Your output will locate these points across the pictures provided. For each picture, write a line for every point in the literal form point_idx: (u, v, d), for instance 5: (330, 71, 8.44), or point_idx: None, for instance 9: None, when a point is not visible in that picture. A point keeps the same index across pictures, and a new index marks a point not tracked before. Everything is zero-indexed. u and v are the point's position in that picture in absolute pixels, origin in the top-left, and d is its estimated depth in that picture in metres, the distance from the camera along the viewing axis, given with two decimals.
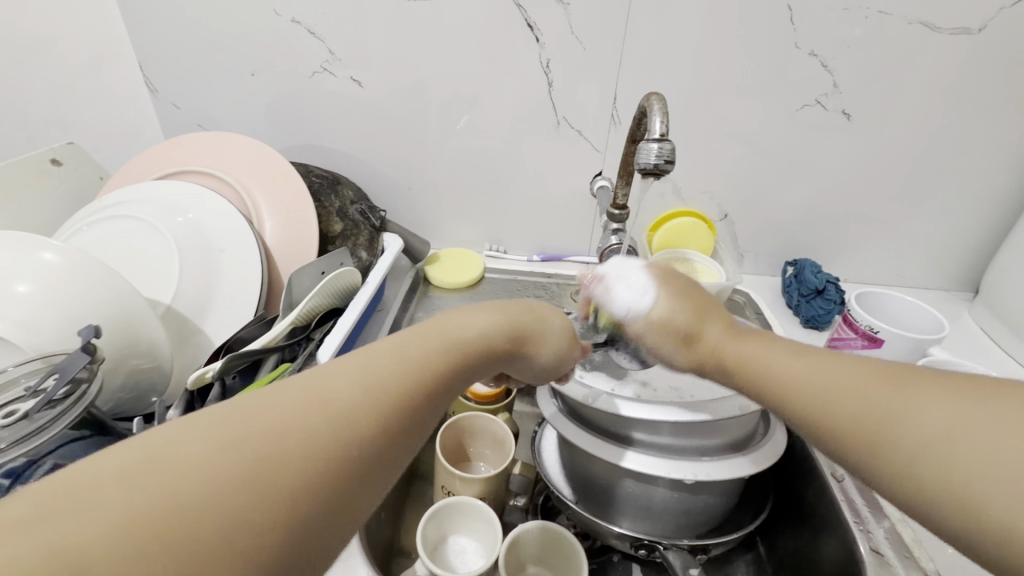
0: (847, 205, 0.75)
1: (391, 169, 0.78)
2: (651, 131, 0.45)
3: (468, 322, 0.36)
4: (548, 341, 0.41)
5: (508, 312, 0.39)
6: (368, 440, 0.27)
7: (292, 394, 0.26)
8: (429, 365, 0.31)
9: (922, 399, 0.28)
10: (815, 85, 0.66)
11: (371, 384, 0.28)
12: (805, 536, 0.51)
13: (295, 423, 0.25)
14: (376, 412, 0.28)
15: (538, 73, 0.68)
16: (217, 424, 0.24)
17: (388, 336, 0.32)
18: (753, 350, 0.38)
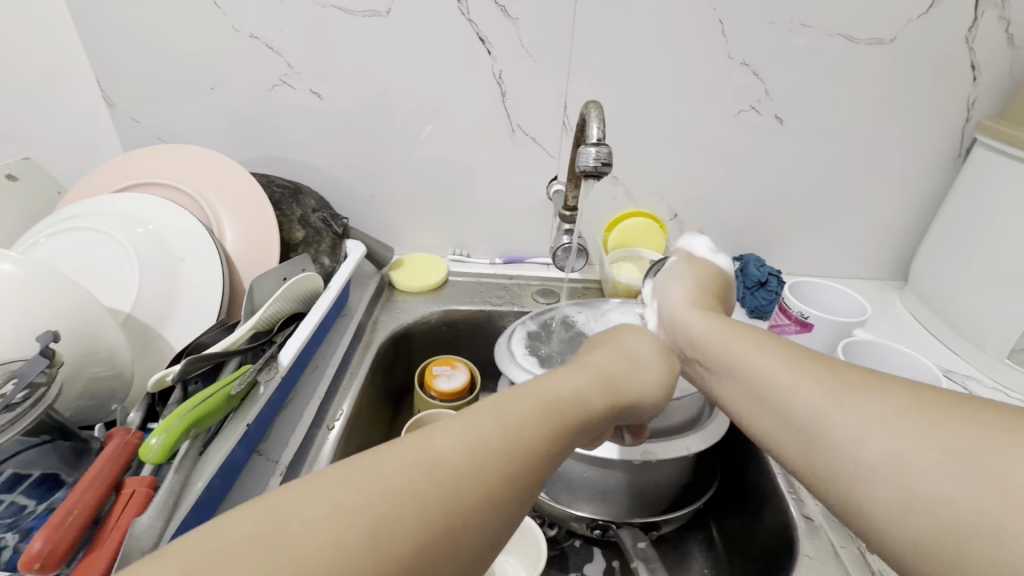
0: (785, 202, 0.80)
1: (353, 178, 0.80)
2: (589, 135, 0.49)
3: (559, 382, 0.39)
4: (645, 382, 0.45)
5: (597, 364, 0.44)
6: (467, 514, 0.28)
7: (398, 465, 0.29)
8: (529, 437, 0.33)
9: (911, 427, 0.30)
10: (749, 92, 0.71)
11: (470, 459, 0.30)
12: (750, 510, 0.55)
13: (389, 501, 0.27)
14: (475, 489, 0.29)
15: (492, 84, 0.72)
16: (334, 490, 0.27)
17: (496, 404, 0.35)
18: (746, 351, 0.42)
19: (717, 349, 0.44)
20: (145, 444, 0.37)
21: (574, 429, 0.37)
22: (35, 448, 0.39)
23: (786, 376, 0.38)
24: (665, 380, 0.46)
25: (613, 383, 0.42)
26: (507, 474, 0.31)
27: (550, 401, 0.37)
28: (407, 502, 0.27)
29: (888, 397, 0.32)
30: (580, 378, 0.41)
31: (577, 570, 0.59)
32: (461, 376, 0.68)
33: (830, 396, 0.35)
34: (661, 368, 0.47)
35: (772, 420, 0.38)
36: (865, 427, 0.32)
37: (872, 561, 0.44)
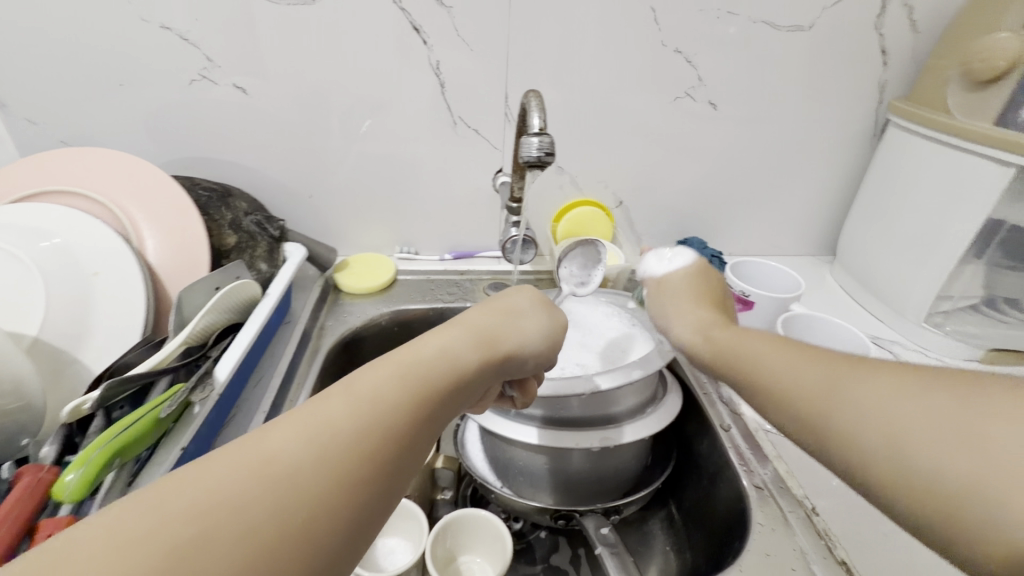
0: (723, 185, 0.83)
1: (288, 178, 0.76)
2: (531, 125, 0.48)
3: (427, 351, 0.34)
4: (528, 333, 0.40)
5: (477, 325, 0.38)
6: (320, 517, 0.24)
7: (221, 467, 0.24)
8: (394, 413, 0.29)
9: (910, 401, 0.28)
10: (684, 79, 0.73)
11: (311, 444, 0.26)
12: (704, 485, 0.57)
13: (216, 515, 0.22)
14: (323, 481, 0.25)
15: (429, 75, 0.70)
16: (134, 512, 0.22)
17: (357, 379, 0.30)
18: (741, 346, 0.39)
19: (729, 347, 0.40)
20: (59, 482, 0.34)
21: (444, 402, 0.33)
22: None
23: (785, 361, 0.35)
24: (549, 331, 0.42)
25: (493, 348, 0.37)
26: (358, 456, 0.27)
27: (412, 372, 0.32)
28: (225, 512, 0.22)
29: (891, 376, 0.30)
30: (451, 341, 0.36)
31: (544, 560, 0.59)
32: None
33: (829, 374, 0.32)
34: (537, 320, 0.42)
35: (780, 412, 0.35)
36: (869, 405, 0.29)
37: (818, 521, 0.46)
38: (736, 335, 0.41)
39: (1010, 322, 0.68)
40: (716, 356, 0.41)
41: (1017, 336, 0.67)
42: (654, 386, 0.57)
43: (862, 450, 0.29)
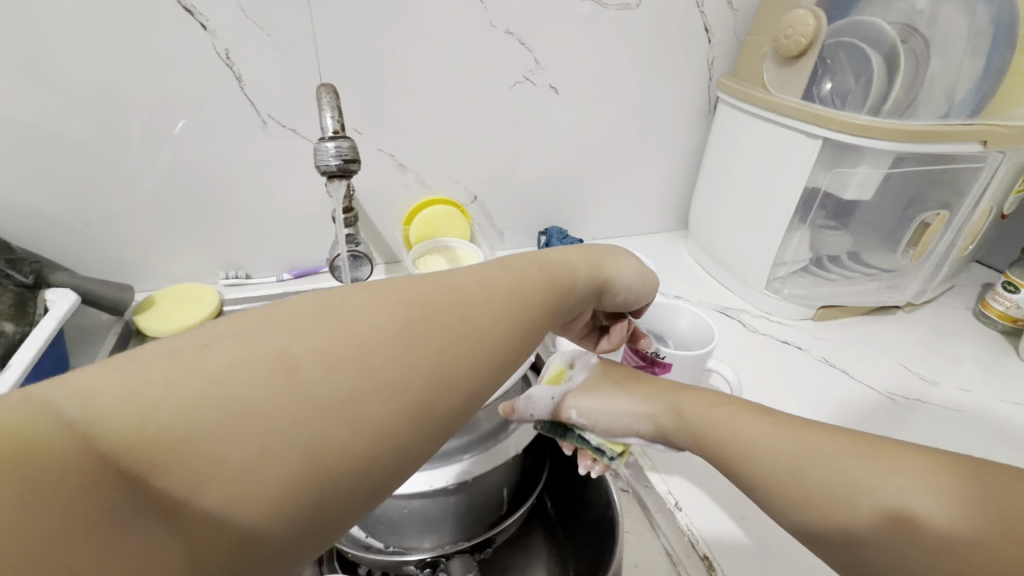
0: (576, 171, 0.81)
1: (49, 204, 0.60)
2: (324, 127, 0.40)
3: (563, 265, 0.38)
4: (623, 264, 0.43)
5: (602, 255, 0.42)
6: (468, 366, 0.29)
7: (381, 313, 0.28)
8: (506, 312, 0.32)
9: (892, 468, 0.30)
10: (520, 63, 0.69)
11: (452, 322, 0.29)
12: (579, 488, 0.54)
13: (364, 363, 0.26)
14: (442, 359, 0.28)
15: (219, 67, 0.58)
16: (315, 326, 0.26)
17: (488, 271, 0.33)
18: (716, 417, 0.38)
19: (713, 426, 0.38)
20: None
21: (559, 311, 0.37)
22: None
23: (784, 464, 0.34)
24: (643, 277, 0.45)
25: (602, 273, 0.41)
26: (484, 355, 0.30)
27: (549, 270, 0.37)
28: (376, 359, 0.26)
29: (901, 469, 0.30)
30: (577, 258, 0.40)
31: None
32: None
33: (843, 469, 0.31)
34: (637, 263, 0.44)
35: (775, 498, 0.34)
36: (853, 464, 0.31)
37: (684, 514, 0.45)
38: (720, 406, 0.39)
39: (834, 279, 0.74)
40: (702, 440, 0.39)
41: (835, 291, 0.73)
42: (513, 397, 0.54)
43: (871, 543, 0.29)
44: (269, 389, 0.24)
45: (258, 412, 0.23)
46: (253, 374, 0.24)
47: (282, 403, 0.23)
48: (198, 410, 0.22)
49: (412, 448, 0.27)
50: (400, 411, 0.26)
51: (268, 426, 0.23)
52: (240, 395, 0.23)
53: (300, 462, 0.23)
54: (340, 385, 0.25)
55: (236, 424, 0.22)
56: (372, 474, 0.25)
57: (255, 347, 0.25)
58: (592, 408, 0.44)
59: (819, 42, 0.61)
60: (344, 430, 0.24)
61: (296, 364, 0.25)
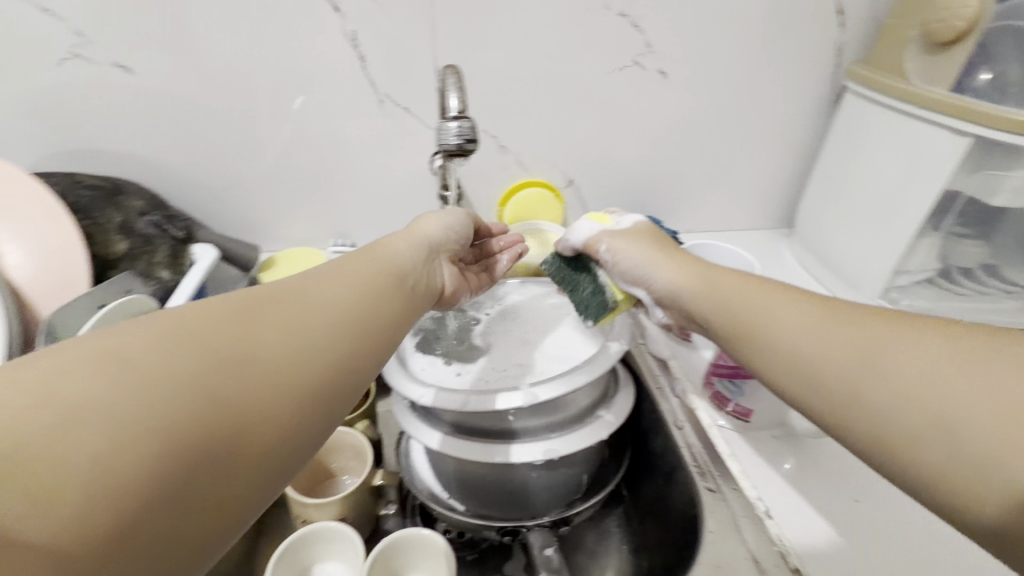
0: (677, 159, 0.78)
1: (194, 168, 0.67)
2: (448, 108, 0.42)
3: (387, 248, 0.41)
4: (436, 230, 0.47)
5: (411, 229, 0.46)
6: (328, 337, 0.31)
7: (242, 310, 0.29)
8: (377, 304, 0.35)
9: (913, 345, 0.30)
10: (631, 46, 0.67)
11: (323, 314, 0.31)
12: (660, 481, 0.55)
13: (236, 360, 0.27)
14: (325, 347, 0.30)
15: (346, 47, 0.62)
16: (169, 332, 0.26)
17: (355, 271, 0.36)
18: (744, 296, 0.39)
19: (746, 302, 0.38)
20: None
21: (414, 287, 0.40)
22: None
23: (816, 344, 0.33)
24: (455, 225, 0.50)
25: (422, 237, 0.45)
26: (360, 344, 0.32)
27: (391, 262, 0.39)
28: (253, 354, 0.27)
29: (927, 348, 0.29)
30: (404, 245, 0.43)
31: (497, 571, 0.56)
32: None
33: (869, 347, 0.31)
34: (448, 216, 0.50)
35: (802, 378, 0.33)
36: (875, 340, 0.31)
37: (777, 528, 0.43)
38: (749, 285, 0.40)
39: (964, 295, 0.66)
40: (727, 319, 0.39)
41: (968, 309, 0.65)
42: (604, 384, 0.53)
43: (895, 418, 0.29)
44: (101, 387, 0.22)
45: (98, 406, 0.22)
46: (81, 375, 0.22)
47: (121, 394, 0.22)
48: (29, 416, 0.20)
49: (289, 415, 0.27)
50: (261, 385, 0.27)
51: (117, 417, 0.22)
52: (65, 397, 0.21)
53: (164, 443, 0.22)
54: (184, 370, 0.25)
55: (73, 423, 0.21)
56: (246, 447, 0.25)
57: (77, 354, 0.23)
58: (626, 262, 0.48)
59: (980, 27, 0.54)
60: (200, 410, 0.24)
61: (129, 360, 0.24)
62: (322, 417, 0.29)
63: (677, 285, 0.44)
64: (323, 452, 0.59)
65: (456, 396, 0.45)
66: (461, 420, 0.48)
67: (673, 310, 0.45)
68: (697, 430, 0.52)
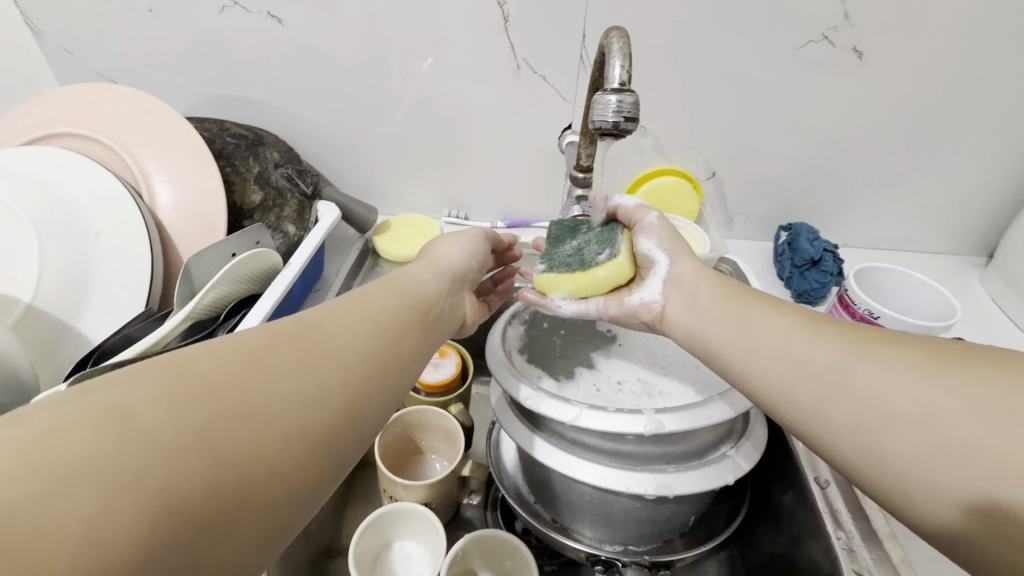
0: (851, 159, 0.65)
1: (327, 124, 0.67)
2: (610, 78, 0.36)
3: (404, 274, 0.39)
4: (456, 255, 0.44)
5: (432, 258, 0.43)
6: (344, 381, 0.28)
7: (259, 348, 0.26)
8: (401, 339, 0.33)
9: (895, 364, 0.28)
10: (823, 16, 0.55)
11: (342, 355, 0.29)
12: (785, 542, 0.47)
13: (250, 407, 0.24)
14: (342, 394, 0.28)
15: (490, 5, 0.57)
16: (177, 376, 0.23)
17: (374, 299, 0.34)
18: (755, 312, 0.35)
19: (742, 310, 0.36)
20: None
21: (434, 321, 0.37)
22: None
23: (799, 339, 0.32)
24: (474, 249, 0.47)
25: (444, 267, 0.42)
26: (377, 388, 0.30)
27: (413, 292, 0.37)
28: (267, 400, 0.25)
29: (903, 355, 0.28)
30: (422, 272, 0.40)
31: None
32: (450, 365, 0.60)
33: (846, 351, 0.30)
34: (466, 240, 0.47)
35: (775, 364, 0.33)
36: (860, 359, 0.29)
37: None
38: (742, 294, 0.37)
39: None
40: (726, 319, 0.36)
41: None
42: (731, 421, 0.46)
43: (900, 450, 0.26)
44: (95, 444, 0.19)
45: (92, 468, 0.19)
46: (74, 431, 0.19)
47: (120, 452, 0.20)
48: (13, 482, 0.17)
49: (300, 469, 0.25)
50: (272, 439, 0.24)
51: (116, 480, 0.19)
52: (55, 456, 0.18)
53: (164, 508, 0.20)
54: (190, 422, 0.22)
55: (60, 489, 0.18)
56: (252, 509, 0.23)
57: (71, 405, 0.20)
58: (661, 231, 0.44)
59: None
60: (209, 466, 0.21)
61: (130, 411, 0.21)
62: (333, 470, 0.27)
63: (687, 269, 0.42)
64: (414, 429, 0.57)
65: (564, 407, 0.40)
66: (567, 433, 0.43)
67: (677, 289, 0.41)
68: (845, 493, 0.44)
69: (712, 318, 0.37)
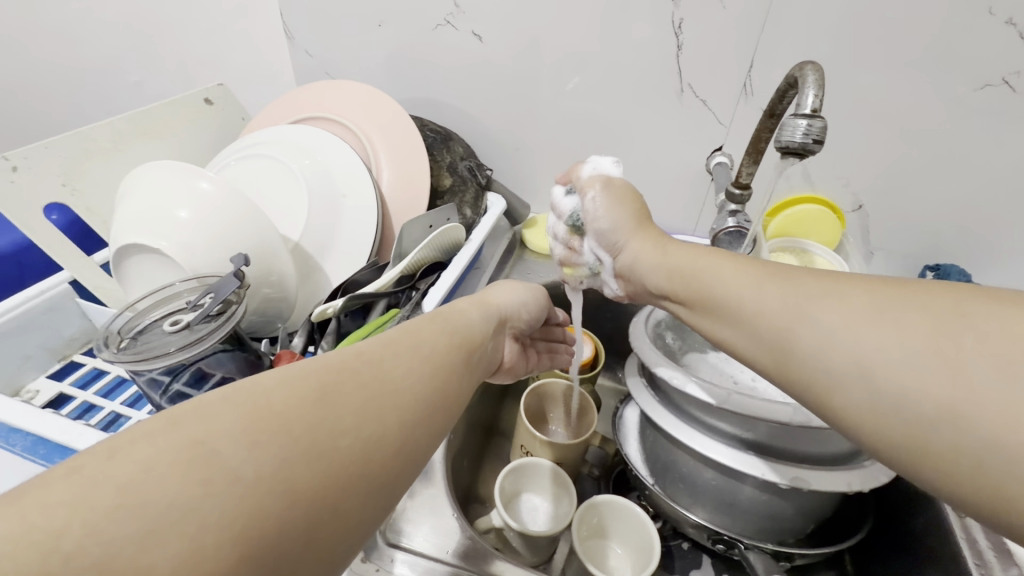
0: (1017, 207, 0.64)
1: (500, 128, 0.77)
2: (801, 105, 0.41)
3: (456, 311, 0.39)
4: (507, 298, 0.46)
5: (483, 298, 0.44)
6: (400, 422, 0.28)
7: (322, 381, 0.26)
8: (450, 374, 0.33)
9: (860, 328, 0.26)
10: (1006, 61, 0.55)
11: (398, 390, 0.29)
12: (911, 567, 0.48)
13: (313, 443, 0.24)
14: (399, 432, 0.28)
15: (667, 34, 0.63)
16: (248, 414, 0.23)
17: (423, 335, 0.33)
18: (710, 267, 0.34)
19: (695, 267, 0.36)
20: None
21: (479, 361, 0.37)
22: (221, 354, 0.43)
23: (749, 296, 0.31)
24: (525, 295, 0.49)
25: (494, 308, 0.43)
26: (430, 424, 0.30)
27: (457, 330, 0.37)
28: (331, 438, 0.25)
29: (844, 302, 0.27)
30: (469, 311, 0.40)
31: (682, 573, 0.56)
32: (587, 349, 0.67)
33: (799, 310, 0.28)
34: (522, 291, 0.49)
35: (740, 332, 0.32)
36: (815, 321, 0.27)
37: None
38: (709, 257, 0.36)
39: None
40: (688, 292, 0.36)
41: None
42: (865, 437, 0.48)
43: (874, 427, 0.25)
44: (183, 483, 0.20)
45: (178, 511, 0.19)
46: (164, 472, 0.20)
47: (206, 491, 0.20)
48: (110, 527, 0.18)
49: (358, 508, 0.25)
50: (337, 478, 0.24)
51: (196, 521, 0.20)
52: (151, 498, 0.19)
53: (237, 549, 0.20)
54: (262, 462, 0.22)
55: (155, 530, 0.19)
56: (314, 547, 0.23)
57: (161, 440, 0.21)
58: (603, 224, 0.43)
59: None
60: (278, 503, 0.22)
61: (212, 450, 0.21)
62: (385, 503, 0.27)
63: (628, 247, 0.41)
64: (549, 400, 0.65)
65: (710, 391, 0.45)
66: (708, 421, 0.48)
67: (629, 281, 0.42)
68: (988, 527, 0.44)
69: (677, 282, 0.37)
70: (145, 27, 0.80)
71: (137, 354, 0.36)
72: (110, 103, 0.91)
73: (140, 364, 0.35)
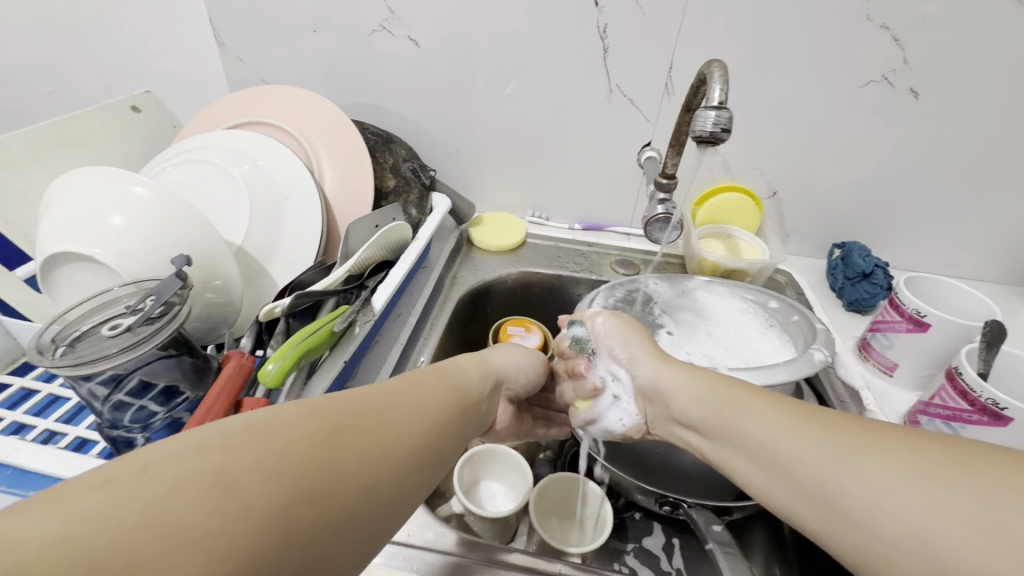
0: (902, 189, 0.73)
1: (441, 131, 0.79)
2: (710, 98, 0.45)
3: (455, 365, 0.41)
4: (504, 357, 0.48)
5: (482, 355, 0.46)
6: (394, 476, 0.29)
7: (336, 420, 0.28)
8: (440, 427, 0.34)
9: (874, 468, 0.28)
10: (883, 60, 0.63)
11: (397, 443, 0.30)
12: None
13: (317, 484, 0.25)
14: (392, 482, 0.29)
15: (594, 38, 0.67)
16: (264, 441, 0.25)
17: (423, 383, 0.35)
18: (736, 409, 0.37)
19: (725, 408, 0.37)
20: (263, 369, 0.42)
21: (472, 415, 0.39)
22: (164, 359, 0.42)
23: (782, 436, 0.33)
24: (526, 364, 0.50)
25: (493, 367, 0.45)
26: (419, 482, 0.31)
27: (456, 386, 0.38)
28: (334, 478, 0.26)
29: (886, 443, 0.29)
30: (471, 365, 0.43)
31: (635, 541, 0.59)
32: (535, 338, 0.69)
33: (834, 454, 0.30)
34: (524, 355, 0.51)
35: (776, 466, 0.33)
36: (845, 470, 0.29)
37: None
38: (735, 387, 0.38)
39: None
40: (710, 422, 0.38)
41: None
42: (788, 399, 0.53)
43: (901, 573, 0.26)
44: (199, 509, 0.21)
45: (191, 529, 0.20)
46: (184, 493, 0.21)
47: (217, 522, 0.21)
48: (129, 537, 0.19)
49: (346, 550, 0.26)
50: (332, 520, 0.25)
51: (201, 541, 0.21)
52: (169, 511, 0.20)
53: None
54: (272, 492, 0.23)
55: (170, 546, 0.20)
56: None
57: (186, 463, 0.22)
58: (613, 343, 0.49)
59: None
60: (277, 540, 0.23)
61: (231, 481, 0.23)
62: (368, 550, 0.27)
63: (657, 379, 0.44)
64: None
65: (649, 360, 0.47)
66: None
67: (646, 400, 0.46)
68: None
69: (707, 405, 0.39)
70: (58, 34, 0.76)
71: (77, 358, 0.35)
72: (22, 115, 0.85)
73: (81, 369, 0.34)
